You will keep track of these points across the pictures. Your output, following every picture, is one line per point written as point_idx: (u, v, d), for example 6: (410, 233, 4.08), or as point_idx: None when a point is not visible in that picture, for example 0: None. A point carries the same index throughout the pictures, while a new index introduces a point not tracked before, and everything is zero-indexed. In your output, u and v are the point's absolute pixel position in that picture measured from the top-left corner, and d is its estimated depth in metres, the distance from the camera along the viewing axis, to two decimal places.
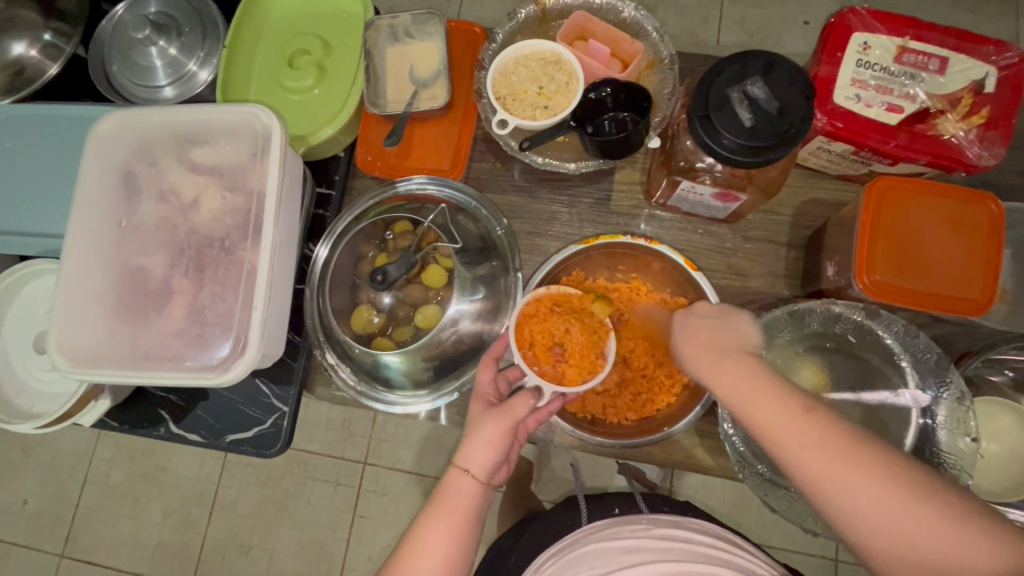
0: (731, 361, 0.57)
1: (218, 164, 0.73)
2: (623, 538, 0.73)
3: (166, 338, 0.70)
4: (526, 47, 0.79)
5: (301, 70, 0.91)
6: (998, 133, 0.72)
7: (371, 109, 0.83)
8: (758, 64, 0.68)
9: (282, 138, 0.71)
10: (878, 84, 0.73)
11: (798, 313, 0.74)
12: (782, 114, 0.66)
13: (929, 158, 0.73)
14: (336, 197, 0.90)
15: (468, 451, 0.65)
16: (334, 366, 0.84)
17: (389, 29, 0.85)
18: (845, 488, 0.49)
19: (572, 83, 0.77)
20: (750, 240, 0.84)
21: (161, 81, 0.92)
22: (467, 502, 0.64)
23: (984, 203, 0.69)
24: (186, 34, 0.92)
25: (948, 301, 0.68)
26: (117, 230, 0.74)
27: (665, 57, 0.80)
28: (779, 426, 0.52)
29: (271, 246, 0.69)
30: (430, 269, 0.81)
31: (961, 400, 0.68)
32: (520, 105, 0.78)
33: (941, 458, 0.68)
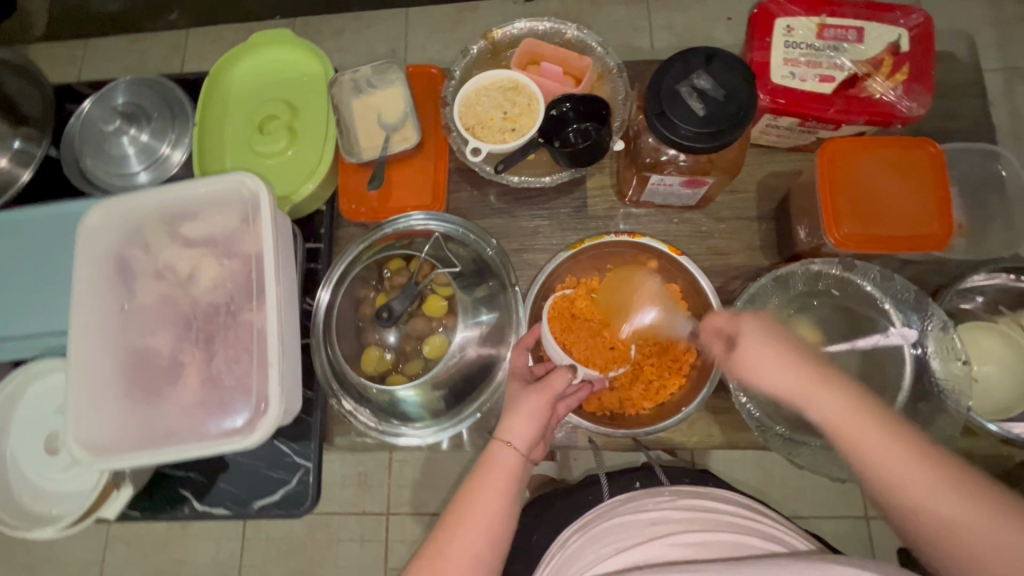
0: (833, 398, 0.55)
1: (211, 235, 0.75)
2: (647, 510, 0.72)
3: (184, 412, 0.71)
4: (485, 79, 0.84)
5: (273, 135, 0.95)
6: (921, 85, 0.80)
7: (348, 158, 0.87)
8: (699, 59, 0.74)
9: (269, 199, 0.74)
10: (807, 60, 0.80)
11: (781, 277, 0.79)
12: (729, 99, 0.72)
13: (867, 117, 0.79)
14: (325, 249, 0.92)
15: (512, 425, 0.69)
16: (353, 411, 0.85)
17: (352, 83, 0.90)
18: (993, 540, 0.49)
19: (533, 103, 0.82)
20: (722, 221, 0.89)
21: (135, 168, 0.94)
22: (512, 473, 0.67)
23: (924, 147, 0.76)
24: (155, 119, 0.95)
25: (914, 240, 0.73)
26: (120, 314, 0.74)
27: (613, 67, 0.87)
28: (909, 486, 0.52)
29: (276, 303, 0.71)
30: (430, 300, 0.84)
31: (946, 328, 0.74)
32: (489, 132, 0.83)
33: (939, 386, 0.73)
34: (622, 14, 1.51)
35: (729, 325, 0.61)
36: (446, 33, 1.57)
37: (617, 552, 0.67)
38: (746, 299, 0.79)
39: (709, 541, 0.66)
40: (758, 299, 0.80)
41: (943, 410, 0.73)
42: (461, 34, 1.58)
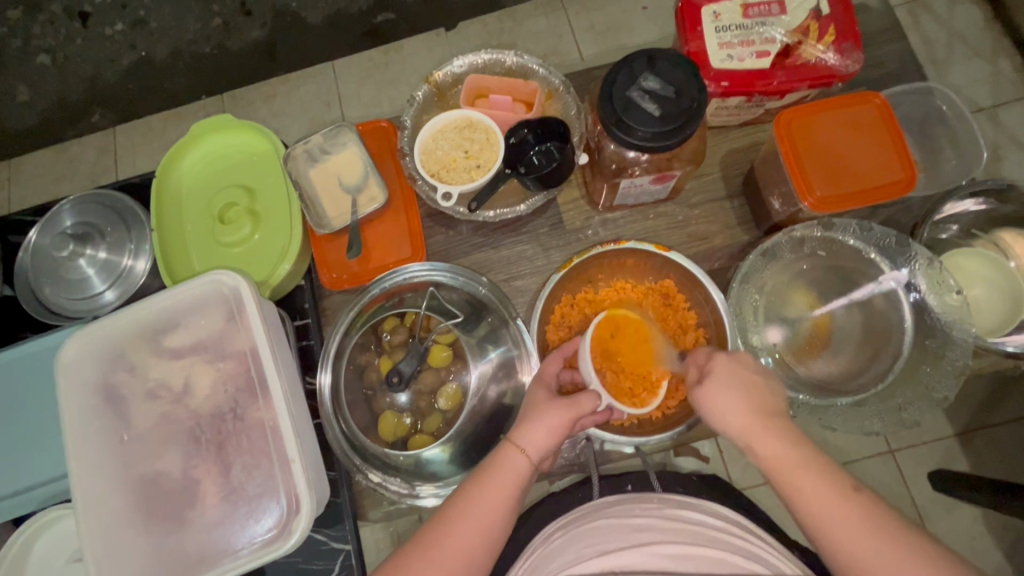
0: (770, 436, 0.60)
1: (199, 341, 0.73)
2: (634, 516, 0.69)
3: (212, 531, 0.67)
4: (439, 122, 0.84)
5: (236, 222, 0.92)
6: (850, 42, 0.83)
7: (319, 231, 0.86)
8: (642, 61, 0.75)
9: (252, 291, 0.71)
10: (740, 40, 0.83)
11: (769, 250, 0.80)
12: (680, 95, 0.74)
13: (808, 83, 0.83)
14: (314, 324, 0.90)
15: (531, 432, 0.67)
16: (381, 482, 0.80)
17: (305, 154, 0.88)
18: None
19: (491, 136, 0.82)
20: (696, 206, 0.91)
21: (98, 287, 0.90)
22: (518, 480, 0.65)
23: (870, 100, 0.79)
24: (110, 233, 0.91)
25: (882, 189, 0.76)
26: (121, 446, 0.71)
27: (558, 84, 0.88)
28: (835, 525, 0.54)
29: (284, 394, 0.68)
30: (434, 352, 0.85)
31: (932, 263, 0.77)
32: (456, 173, 0.83)
33: (941, 320, 0.76)
34: (543, 24, 1.54)
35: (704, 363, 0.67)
36: (376, 78, 1.57)
37: (598, 554, 0.64)
38: (741, 280, 0.80)
39: (687, 554, 0.62)
40: (751, 275, 0.81)
41: (950, 341, 0.76)
42: (390, 76, 1.57)
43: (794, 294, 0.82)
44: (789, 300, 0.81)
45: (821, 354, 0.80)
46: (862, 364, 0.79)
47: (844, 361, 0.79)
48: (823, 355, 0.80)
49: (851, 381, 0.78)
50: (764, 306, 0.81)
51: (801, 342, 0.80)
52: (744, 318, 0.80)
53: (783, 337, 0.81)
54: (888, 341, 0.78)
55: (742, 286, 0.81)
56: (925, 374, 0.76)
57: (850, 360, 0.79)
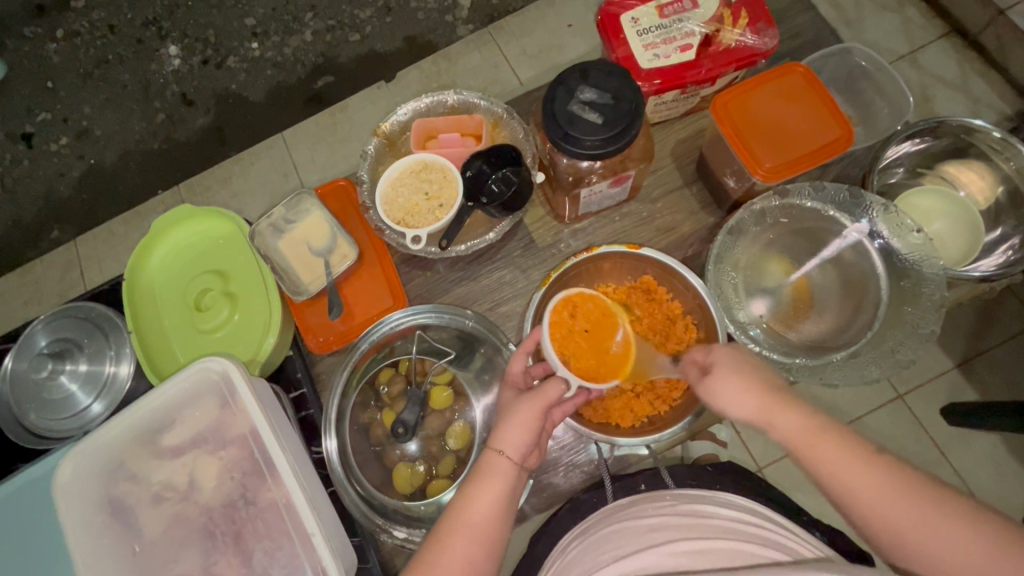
0: (792, 417, 0.62)
1: (197, 434, 0.71)
2: (646, 517, 0.72)
3: None
4: (394, 171, 0.85)
5: (214, 307, 0.92)
6: (763, 21, 0.88)
7: (298, 298, 0.87)
8: (576, 76, 0.79)
9: (241, 372, 0.70)
10: (662, 39, 0.87)
11: (735, 228, 0.83)
12: (618, 101, 0.77)
13: (734, 65, 0.87)
14: (310, 392, 0.88)
15: (506, 433, 0.69)
16: (407, 538, 0.78)
17: (270, 227, 0.89)
18: (932, 536, 0.53)
19: (448, 174, 0.84)
20: (658, 199, 0.93)
21: (84, 401, 0.88)
22: (503, 481, 0.66)
23: (794, 70, 0.83)
24: (88, 344, 0.90)
25: (825, 148, 0.80)
26: (134, 558, 0.68)
27: (502, 112, 0.91)
28: (872, 497, 0.56)
29: (292, 471, 0.67)
30: (433, 394, 0.85)
31: (889, 209, 0.80)
32: (421, 216, 0.84)
33: (908, 261, 0.79)
34: (478, 58, 1.60)
35: (705, 356, 0.69)
36: (328, 139, 1.60)
37: (616, 557, 0.68)
38: (715, 261, 0.82)
39: (708, 549, 0.65)
40: (724, 254, 0.83)
41: (923, 278, 0.78)
42: (342, 135, 1.60)
43: (769, 264, 0.84)
44: (765, 270, 0.83)
45: (807, 316, 0.82)
46: (849, 316, 0.81)
47: (830, 317, 0.81)
48: (810, 317, 0.82)
49: (841, 334, 0.80)
50: (743, 281, 0.83)
51: (785, 308, 0.82)
52: (726, 297, 0.82)
53: (768, 307, 0.82)
54: (868, 288, 0.80)
55: (718, 267, 0.83)
56: (909, 315, 0.78)
57: (836, 315, 0.81)
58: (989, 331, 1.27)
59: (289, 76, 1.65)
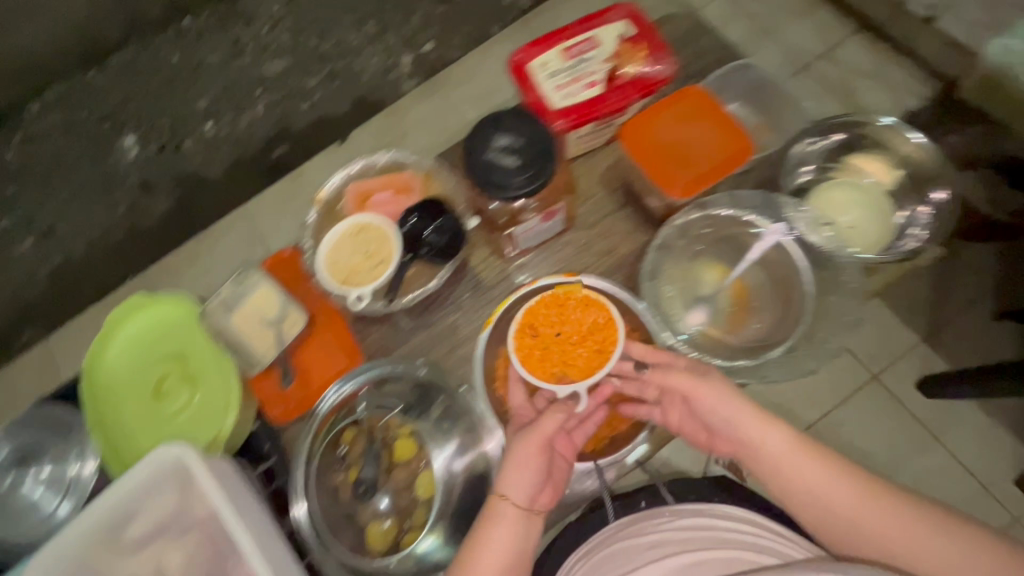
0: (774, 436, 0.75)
1: (161, 522, 0.73)
2: (647, 534, 0.81)
3: None
4: (333, 236, 0.89)
5: (175, 391, 0.93)
6: (659, 51, 0.94)
7: (254, 369, 0.89)
8: (489, 125, 0.83)
9: (197, 457, 0.71)
10: (569, 81, 0.93)
11: (661, 245, 0.87)
12: (530, 143, 0.82)
13: (639, 94, 0.93)
14: (277, 463, 0.89)
15: (508, 479, 0.75)
16: None
17: (219, 305, 0.91)
18: (857, 517, 0.72)
19: (383, 232, 0.87)
20: (596, 225, 0.95)
21: (50, 504, 0.90)
22: (513, 522, 0.74)
23: (691, 92, 0.89)
24: (57, 446, 0.92)
25: (728, 161, 0.86)
26: None
27: (431, 165, 0.95)
28: (828, 492, 0.73)
29: (254, 549, 0.67)
30: (396, 447, 0.86)
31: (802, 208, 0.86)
32: (363, 275, 0.87)
33: (825, 251, 0.85)
34: (427, 112, 1.67)
35: (697, 369, 0.79)
36: (296, 206, 1.64)
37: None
38: (647, 278, 0.86)
39: (699, 561, 0.76)
40: (656, 271, 0.87)
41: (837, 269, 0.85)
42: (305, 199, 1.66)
43: (702, 275, 0.87)
44: (700, 280, 0.87)
45: (746, 318, 0.85)
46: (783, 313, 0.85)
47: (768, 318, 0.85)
48: (750, 318, 0.85)
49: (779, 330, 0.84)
50: (678, 295, 0.87)
51: (723, 315, 0.86)
52: (662, 313, 0.86)
53: (706, 316, 0.86)
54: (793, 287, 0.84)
55: (652, 284, 0.86)
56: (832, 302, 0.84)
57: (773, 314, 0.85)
58: (943, 300, 1.33)
59: (245, 150, 1.66)
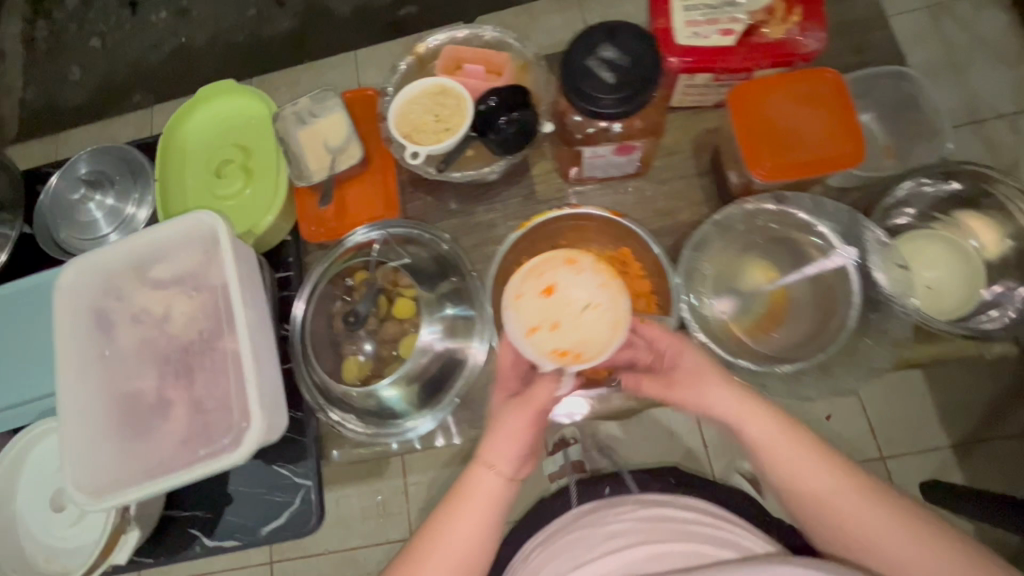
0: (722, 394, 0.59)
1: (178, 274, 0.67)
2: (610, 522, 0.67)
3: (175, 443, 0.62)
4: (413, 88, 0.75)
5: (232, 177, 0.84)
6: (814, 19, 0.72)
7: (300, 182, 0.78)
8: (599, 32, 0.67)
9: (230, 233, 0.66)
10: (706, 19, 0.72)
11: (723, 223, 0.70)
12: (636, 64, 0.65)
13: (772, 61, 0.72)
14: (297, 275, 0.82)
15: (493, 449, 0.60)
16: (341, 421, 0.74)
17: (294, 116, 0.81)
18: (900, 558, 0.52)
19: (463, 103, 0.74)
20: (664, 181, 0.81)
21: (105, 232, 0.83)
22: (490, 500, 0.60)
23: (825, 75, 0.67)
24: (118, 182, 0.84)
25: (835, 160, 0.64)
26: (104, 360, 0.67)
27: (533, 56, 0.77)
28: (875, 538, 0.53)
29: (247, 322, 0.63)
30: (350, 364, 0.75)
31: (883, 244, 0.67)
32: (427, 137, 0.73)
33: (883, 295, 0.66)
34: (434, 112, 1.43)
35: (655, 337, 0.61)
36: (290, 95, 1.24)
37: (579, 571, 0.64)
38: (692, 246, 0.70)
39: (660, 555, 0.63)
40: (706, 244, 0.71)
41: (890, 317, 0.65)
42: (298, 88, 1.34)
43: (746, 268, 0.71)
44: (742, 274, 0.71)
45: (770, 331, 0.69)
46: (800, 339, 0.68)
47: (789, 336, 0.69)
48: (779, 327, 0.69)
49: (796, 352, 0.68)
50: (714, 274, 0.71)
51: (752, 315, 0.70)
52: (690, 284, 0.71)
53: (733, 306, 0.71)
54: (832, 313, 0.68)
55: (693, 253, 0.71)
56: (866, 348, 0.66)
57: (795, 331, 0.69)
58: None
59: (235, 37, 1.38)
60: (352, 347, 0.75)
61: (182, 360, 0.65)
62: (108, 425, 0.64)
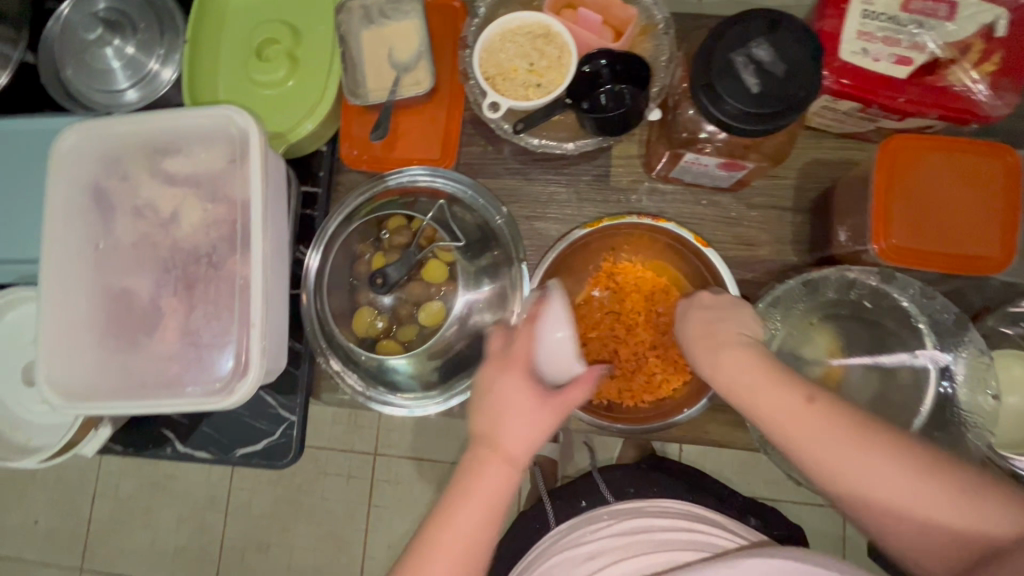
0: (747, 367, 0.49)
1: (196, 173, 0.58)
2: (585, 542, 0.62)
3: (162, 364, 0.56)
4: (512, 19, 0.62)
5: (274, 61, 0.71)
6: (1012, 79, 0.59)
7: (352, 101, 0.66)
8: (763, 21, 0.54)
9: (263, 141, 0.56)
10: (884, 35, 0.59)
11: (812, 281, 0.62)
12: (792, 76, 0.53)
13: (941, 111, 0.59)
14: (324, 195, 0.72)
15: (509, 425, 0.52)
16: (339, 374, 0.67)
17: (362, 10, 0.67)
18: (887, 490, 0.46)
19: (565, 55, 0.61)
20: (756, 208, 0.69)
21: (119, 84, 0.71)
22: (501, 484, 0.52)
23: (1000, 155, 0.56)
24: (142, 29, 0.71)
25: (964, 262, 0.56)
26: (96, 252, 0.58)
27: (660, 20, 0.64)
28: (852, 468, 0.46)
29: (264, 259, 0.55)
30: (361, 315, 0.67)
31: (982, 354, 0.58)
32: (512, 86, 0.62)
33: (962, 417, 0.58)
34: None
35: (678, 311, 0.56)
36: None
37: None
38: (769, 302, 0.62)
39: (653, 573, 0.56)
40: (783, 302, 0.63)
41: (960, 443, 0.58)
42: None
43: (818, 334, 0.64)
44: (810, 340, 0.64)
45: None
46: None
47: None
48: None
49: None
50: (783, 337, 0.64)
51: None
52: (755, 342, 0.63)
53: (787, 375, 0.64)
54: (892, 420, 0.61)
55: (769, 309, 0.62)
56: None
57: None
58: None
59: None
60: (369, 298, 0.68)
61: (182, 276, 0.57)
62: (91, 325, 0.57)
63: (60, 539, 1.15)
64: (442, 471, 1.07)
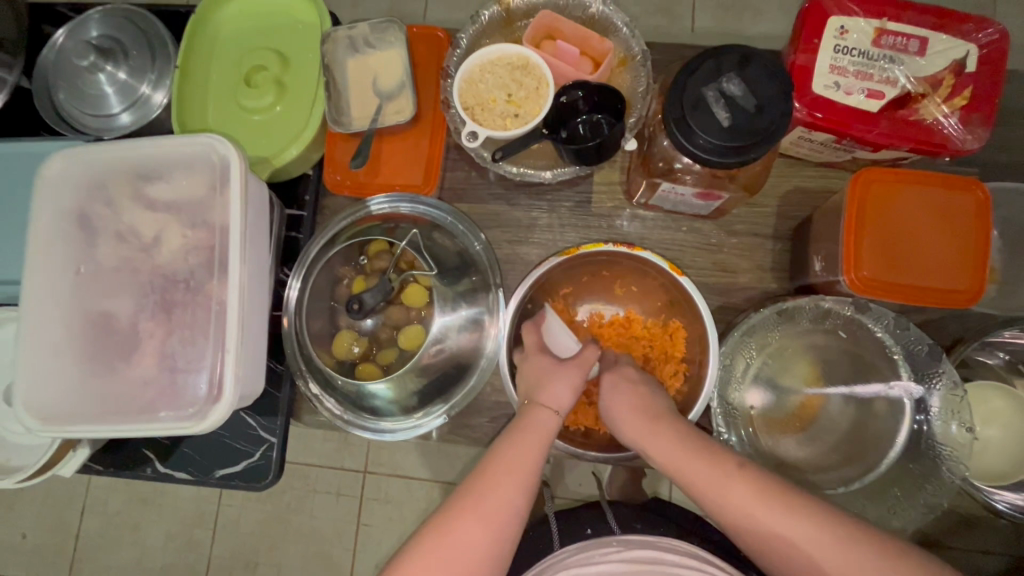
0: (665, 433, 0.54)
1: (177, 199, 0.59)
2: (594, 562, 0.61)
3: (137, 388, 0.57)
4: (492, 50, 0.63)
5: (262, 88, 0.72)
6: (981, 114, 0.60)
7: (334, 127, 0.67)
8: (734, 57, 0.55)
9: (242, 168, 0.57)
10: (856, 69, 0.60)
11: (787, 311, 0.62)
12: (762, 111, 0.54)
13: (913, 145, 0.60)
14: (308, 218, 0.73)
15: (551, 385, 0.59)
16: (318, 397, 0.68)
17: (347, 40, 0.68)
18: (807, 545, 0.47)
19: (543, 87, 0.62)
20: (736, 235, 0.70)
21: (111, 108, 0.73)
22: (546, 440, 0.56)
23: (970, 189, 0.57)
24: (134, 55, 0.73)
25: (935, 295, 0.56)
26: (77, 276, 0.59)
27: (638, 52, 0.65)
28: (769, 523, 0.48)
29: (240, 286, 0.56)
30: (341, 338, 0.68)
31: (954, 388, 0.58)
32: (491, 116, 0.63)
33: (937, 449, 0.59)
34: None
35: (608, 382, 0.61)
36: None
37: None
38: (743, 331, 0.63)
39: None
40: (758, 330, 0.63)
41: (935, 475, 0.59)
42: None
43: (797, 363, 0.64)
44: (789, 368, 0.64)
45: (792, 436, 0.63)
46: (830, 463, 0.62)
47: (811, 452, 0.63)
48: (797, 437, 0.63)
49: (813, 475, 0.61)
50: (758, 365, 0.64)
51: (779, 415, 0.64)
52: (730, 370, 0.64)
53: (764, 404, 0.64)
54: (867, 451, 0.61)
55: (743, 338, 0.63)
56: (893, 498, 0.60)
57: (821, 454, 0.63)
58: None
59: None
60: (349, 322, 0.68)
61: (160, 300, 0.58)
62: (71, 348, 0.58)
63: (48, 555, 1.14)
64: (431, 489, 1.06)
